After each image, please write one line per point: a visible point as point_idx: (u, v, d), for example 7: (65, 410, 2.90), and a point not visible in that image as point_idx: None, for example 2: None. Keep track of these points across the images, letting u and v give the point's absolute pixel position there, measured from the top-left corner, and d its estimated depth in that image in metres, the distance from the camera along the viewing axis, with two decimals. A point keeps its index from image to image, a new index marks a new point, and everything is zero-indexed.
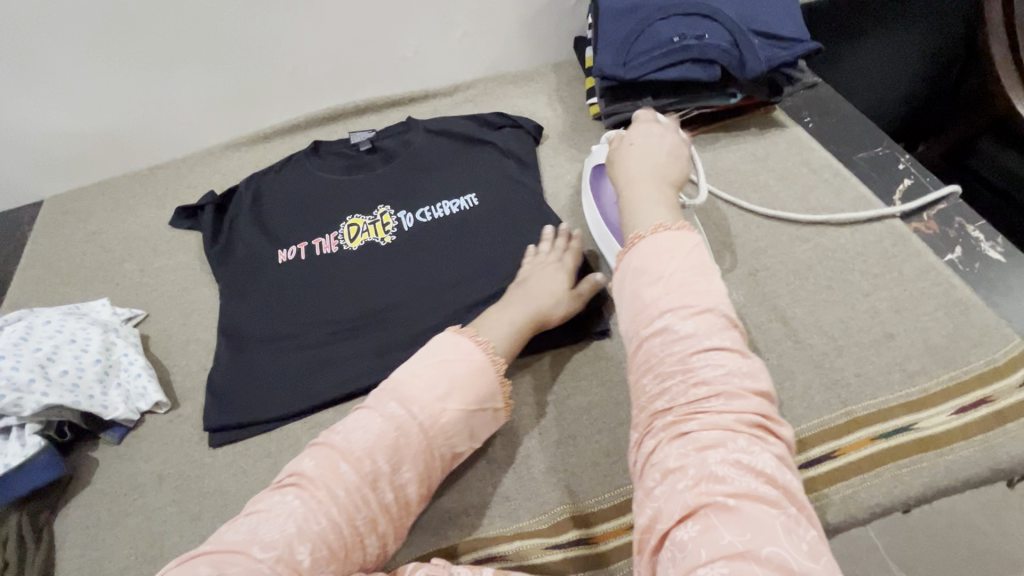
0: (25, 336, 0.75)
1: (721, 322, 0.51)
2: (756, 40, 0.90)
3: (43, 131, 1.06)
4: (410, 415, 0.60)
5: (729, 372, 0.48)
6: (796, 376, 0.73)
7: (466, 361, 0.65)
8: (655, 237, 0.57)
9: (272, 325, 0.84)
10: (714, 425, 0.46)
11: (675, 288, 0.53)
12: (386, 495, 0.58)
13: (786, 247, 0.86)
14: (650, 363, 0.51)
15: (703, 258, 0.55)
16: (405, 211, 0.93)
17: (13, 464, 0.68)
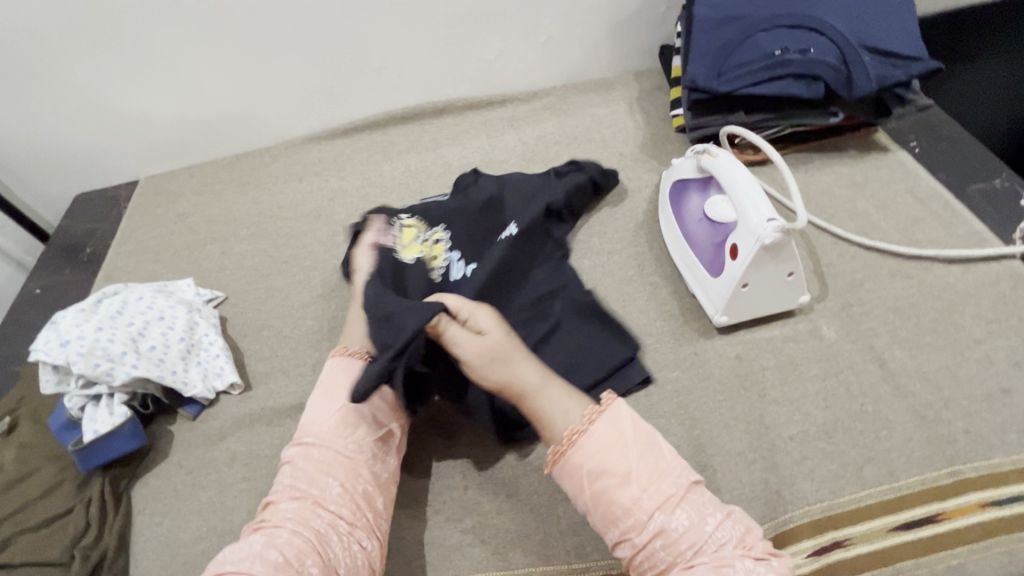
0: (120, 311, 0.79)
1: (699, 492, 0.57)
2: (867, 57, 0.84)
3: (149, 114, 1.14)
4: (317, 430, 0.65)
5: (726, 531, 0.55)
6: (894, 425, 0.67)
7: (348, 371, 0.69)
8: (595, 429, 0.59)
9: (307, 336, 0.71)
10: (719, 560, 0.54)
11: (644, 483, 0.56)
12: (336, 497, 0.61)
13: (886, 282, 0.80)
14: (661, 564, 0.55)
15: (644, 433, 0.60)
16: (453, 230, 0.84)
17: (102, 431, 0.72)
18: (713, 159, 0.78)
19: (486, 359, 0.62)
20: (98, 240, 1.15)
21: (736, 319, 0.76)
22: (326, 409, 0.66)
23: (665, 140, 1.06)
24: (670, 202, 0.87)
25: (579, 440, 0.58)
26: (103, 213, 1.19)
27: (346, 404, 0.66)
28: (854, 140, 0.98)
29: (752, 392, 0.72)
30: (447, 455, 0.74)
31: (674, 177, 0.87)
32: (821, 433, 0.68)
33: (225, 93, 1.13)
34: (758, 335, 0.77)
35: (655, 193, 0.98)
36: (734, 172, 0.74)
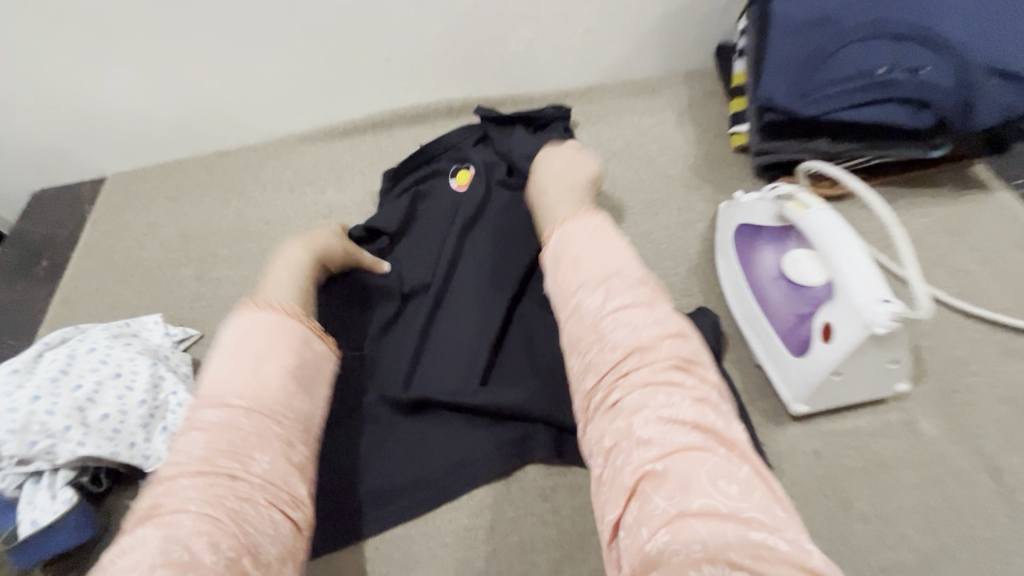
0: (65, 369, 0.64)
1: (641, 309, 0.49)
2: (994, 81, 0.67)
3: (114, 104, 0.97)
4: (230, 388, 0.49)
5: (638, 321, 0.48)
6: (1014, 561, 0.55)
7: (262, 319, 0.55)
8: (570, 228, 0.57)
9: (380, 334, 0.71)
10: (642, 386, 0.45)
11: (588, 266, 0.53)
12: (252, 485, 0.46)
13: (995, 363, 0.66)
14: (602, 369, 0.48)
15: (613, 242, 0.55)
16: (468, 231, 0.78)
17: (41, 522, 0.59)
18: (803, 212, 0.62)
19: (257, 416, 0.49)
20: (58, 248, 0.99)
21: (818, 408, 0.62)
22: (237, 359, 0.51)
23: (722, 162, 0.90)
24: (735, 249, 0.73)
25: (558, 232, 0.57)
26: (63, 216, 1.03)
27: (268, 356, 0.52)
28: (949, 174, 0.83)
29: (835, 504, 0.59)
30: (460, 565, 0.61)
31: (742, 220, 0.72)
32: (923, 564, 0.55)
33: (200, 82, 0.96)
34: (841, 426, 0.64)
35: (710, 229, 0.83)
36: (831, 234, 0.59)
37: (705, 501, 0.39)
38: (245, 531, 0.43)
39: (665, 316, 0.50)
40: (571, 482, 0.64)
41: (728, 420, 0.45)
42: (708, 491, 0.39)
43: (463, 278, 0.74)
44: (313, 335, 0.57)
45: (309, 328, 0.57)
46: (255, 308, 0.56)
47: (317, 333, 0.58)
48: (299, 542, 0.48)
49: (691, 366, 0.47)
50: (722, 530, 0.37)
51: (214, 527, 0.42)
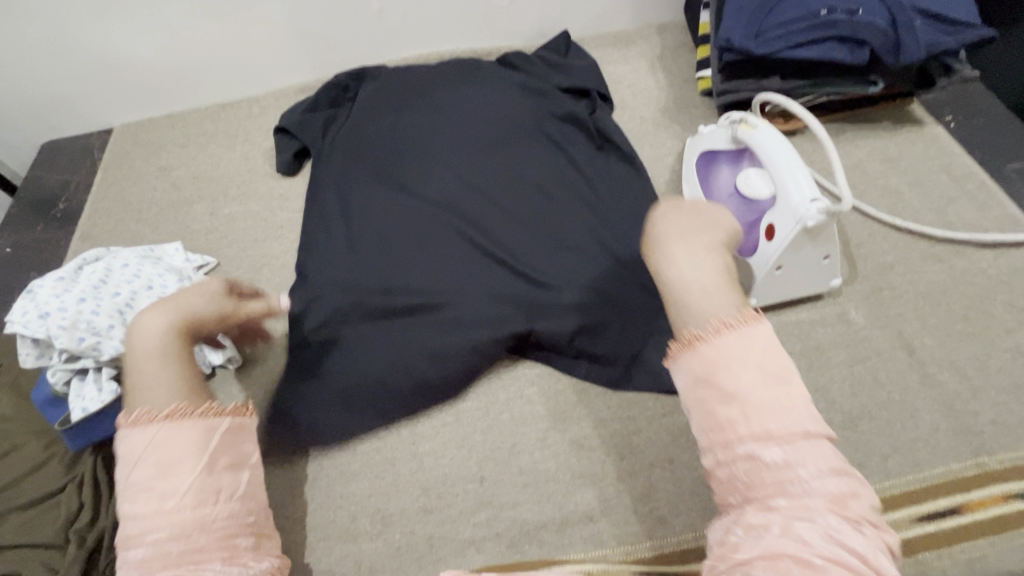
0: (104, 279, 0.72)
1: (812, 439, 0.44)
2: (918, 21, 0.78)
3: (120, 54, 1.02)
4: (147, 522, 0.48)
5: (820, 460, 0.43)
6: (922, 415, 0.66)
7: (144, 440, 0.51)
8: (724, 338, 0.47)
9: (359, 228, 0.83)
10: (797, 503, 0.42)
11: (756, 410, 0.45)
12: (214, 534, 0.49)
13: (918, 266, 0.77)
14: (737, 485, 0.44)
15: (780, 356, 0.47)
16: (452, 153, 0.88)
17: (91, 409, 0.67)
18: (752, 130, 0.72)
19: (169, 463, 0.50)
20: (71, 194, 1.05)
21: (764, 301, 0.72)
22: (143, 477, 0.49)
23: (689, 105, 0.99)
24: (697, 174, 0.83)
25: (704, 340, 0.47)
26: (74, 164, 1.09)
27: (191, 434, 0.51)
28: (889, 111, 0.93)
29: None
30: (459, 440, 0.70)
31: (703, 148, 0.82)
32: (848, 422, 0.66)
33: (205, 34, 1.02)
34: (784, 318, 0.74)
35: (677, 163, 0.93)
36: (773, 147, 0.69)
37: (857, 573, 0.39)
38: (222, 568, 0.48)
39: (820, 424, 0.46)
40: (554, 372, 0.74)
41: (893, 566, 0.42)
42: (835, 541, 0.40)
43: (446, 194, 0.85)
44: (215, 419, 0.53)
45: (206, 415, 0.53)
46: (134, 427, 0.51)
47: (218, 414, 0.54)
48: (269, 543, 0.54)
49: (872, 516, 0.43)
50: None
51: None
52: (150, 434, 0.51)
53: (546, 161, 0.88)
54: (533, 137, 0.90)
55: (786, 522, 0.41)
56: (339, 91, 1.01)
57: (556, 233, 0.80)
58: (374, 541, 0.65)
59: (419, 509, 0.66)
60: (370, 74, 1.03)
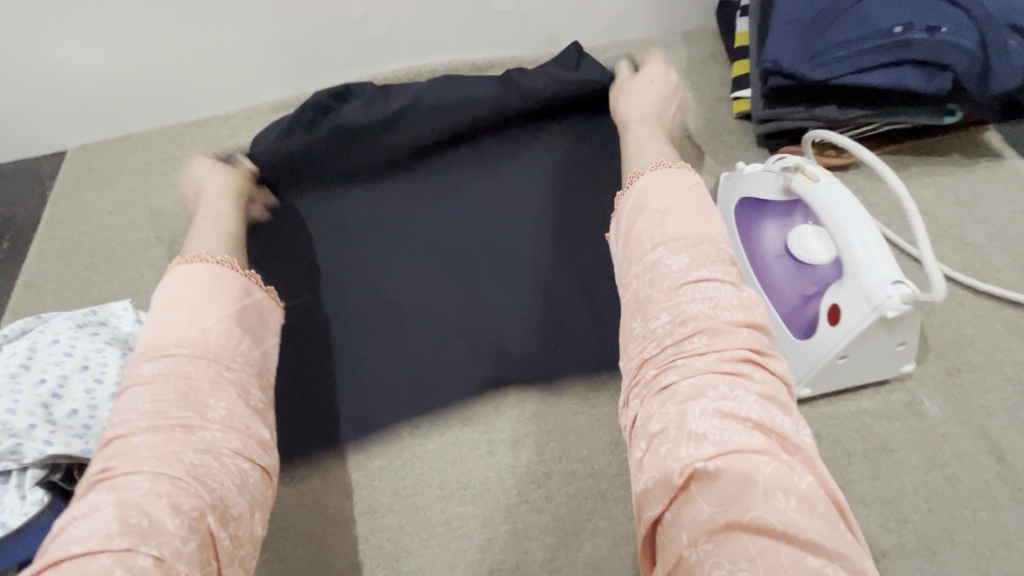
0: (28, 363, 0.61)
1: (727, 284, 0.50)
2: (1013, 40, 0.64)
3: (66, 69, 0.89)
4: (173, 336, 0.52)
5: (718, 322, 0.47)
6: (1016, 541, 0.54)
7: (195, 275, 0.58)
8: (652, 186, 0.59)
9: (347, 325, 0.73)
10: (695, 373, 0.45)
11: (673, 230, 0.54)
12: (225, 434, 0.48)
13: (1002, 341, 0.64)
14: (641, 303, 0.52)
15: (697, 192, 0.58)
16: (458, 234, 0.79)
17: (10, 525, 0.56)
18: (812, 185, 0.59)
19: (190, 314, 0.53)
20: (19, 229, 0.93)
21: (819, 391, 0.60)
22: (176, 307, 0.54)
23: (721, 130, 0.85)
24: (735, 224, 0.69)
25: (642, 180, 0.61)
26: (23, 193, 0.97)
27: (232, 284, 0.59)
28: (959, 141, 0.79)
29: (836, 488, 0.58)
30: (452, 556, 0.59)
31: (745, 193, 0.68)
32: (924, 548, 0.54)
33: (164, 47, 0.88)
34: (842, 408, 0.62)
35: None
36: (839, 208, 0.56)
37: (756, 514, 0.37)
38: (207, 486, 0.45)
39: (757, 307, 0.49)
40: (565, 468, 0.62)
41: (805, 432, 0.44)
42: (776, 498, 0.38)
43: (449, 283, 0.75)
44: (252, 288, 0.60)
45: (245, 279, 0.60)
46: (182, 267, 0.59)
47: (257, 285, 0.62)
48: (268, 488, 0.51)
49: (764, 359, 0.46)
50: (770, 545, 0.36)
51: (171, 485, 0.43)
52: (199, 278, 0.57)
53: (564, 241, 0.77)
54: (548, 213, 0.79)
55: (677, 418, 0.43)
56: (315, 113, 0.86)
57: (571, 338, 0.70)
58: None
59: None
60: (354, 92, 0.88)
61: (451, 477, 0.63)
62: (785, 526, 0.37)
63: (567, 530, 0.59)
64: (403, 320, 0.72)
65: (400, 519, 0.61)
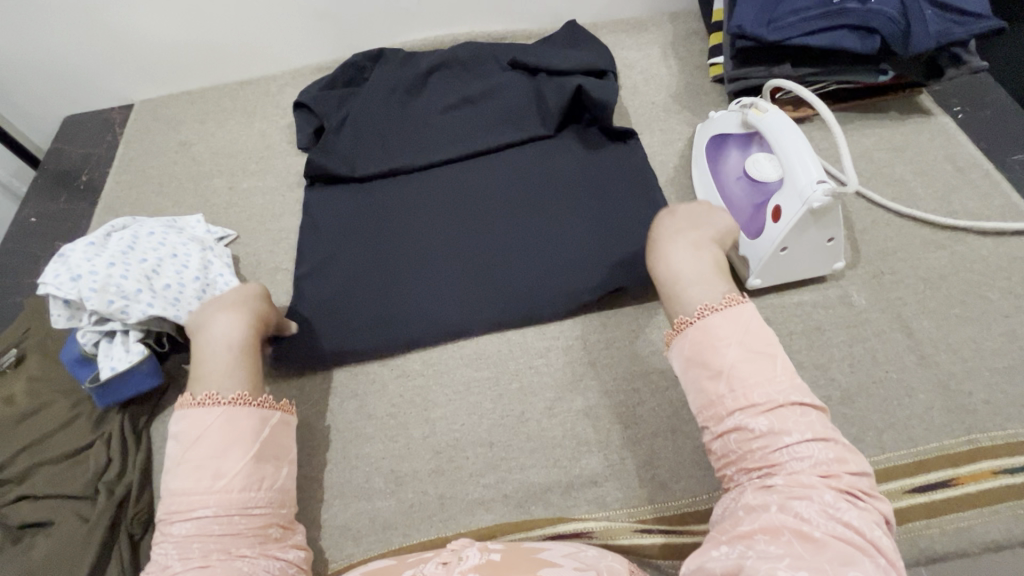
0: (131, 246, 0.75)
1: (798, 411, 0.50)
2: (928, 11, 0.79)
3: (141, 30, 1.04)
4: (190, 492, 0.56)
5: (817, 452, 0.48)
6: (917, 393, 0.68)
7: (208, 419, 0.59)
8: (713, 322, 0.54)
9: (352, 232, 0.87)
10: (795, 485, 0.47)
11: (741, 381, 0.51)
12: (247, 537, 0.56)
13: (919, 251, 0.79)
14: (733, 458, 0.51)
15: (766, 335, 0.53)
16: (460, 171, 0.94)
17: (119, 368, 0.70)
18: (761, 114, 0.74)
19: (213, 455, 0.57)
20: (94, 167, 1.08)
21: (768, 281, 0.75)
22: (190, 464, 0.57)
23: (699, 91, 1.00)
24: (708, 157, 0.84)
25: (710, 315, 0.54)
26: (96, 138, 1.12)
27: (246, 419, 0.60)
28: (896, 101, 0.94)
29: None
30: (470, 407, 0.73)
31: (715, 130, 0.84)
32: (845, 398, 0.69)
33: (226, 13, 1.04)
34: (787, 299, 0.76)
35: (686, 148, 0.94)
36: (781, 130, 0.71)
37: (858, 574, 0.41)
38: None
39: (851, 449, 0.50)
40: (561, 345, 0.76)
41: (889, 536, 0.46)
42: (859, 562, 0.42)
43: (446, 211, 0.89)
44: (268, 412, 0.62)
45: (260, 408, 0.61)
46: (183, 410, 0.60)
47: (270, 407, 0.63)
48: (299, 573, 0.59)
49: (864, 497, 0.47)
50: None
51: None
52: (207, 418, 0.58)
53: (549, 176, 0.91)
54: (542, 157, 0.94)
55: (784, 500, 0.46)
56: (354, 71, 1.05)
57: (542, 255, 0.81)
58: (388, 500, 0.68)
59: (431, 471, 0.69)
60: (386, 55, 1.06)
61: (469, 351, 0.77)
62: None
63: (562, 388, 0.73)
64: (397, 223, 0.87)
65: (427, 382, 0.75)
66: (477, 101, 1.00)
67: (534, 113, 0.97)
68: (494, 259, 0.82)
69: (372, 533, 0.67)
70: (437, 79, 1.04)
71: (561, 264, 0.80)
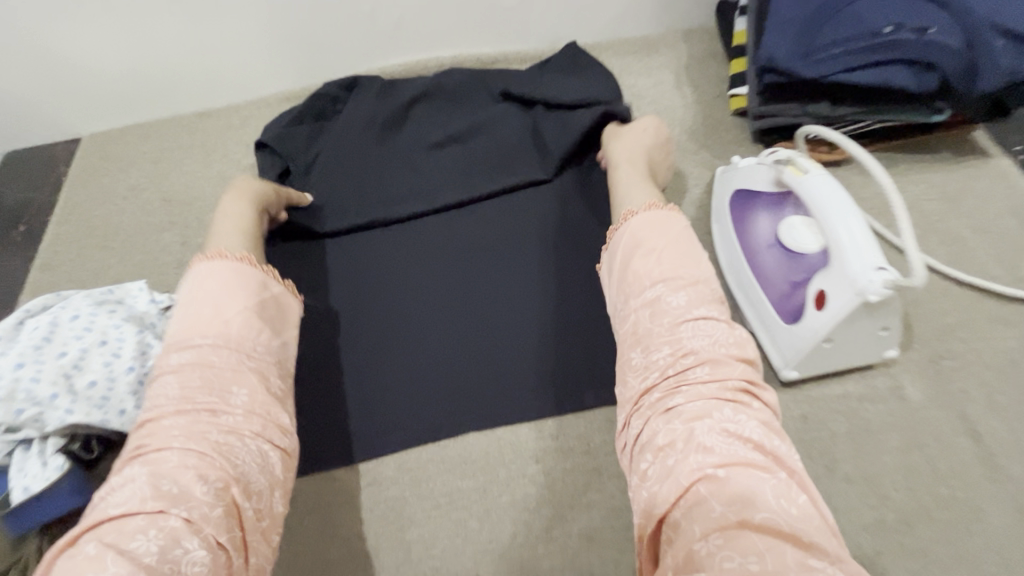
0: (49, 337, 0.63)
1: (710, 322, 0.53)
2: (1000, 42, 0.66)
3: (81, 58, 0.91)
4: (198, 329, 0.55)
5: (714, 333, 0.52)
6: (989, 518, 0.57)
7: (211, 285, 0.58)
8: (641, 216, 0.62)
9: (321, 301, 0.77)
10: (698, 398, 0.48)
11: (665, 259, 0.57)
12: (243, 421, 0.51)
13: (983, 330, 0.67)
14: (639, 335, 0.54)
15: (681, 228, 0.61)
16: (445, 223, 0.82)
17: (33, 488, 0.59)
18: (802, 175, 0.61)
19: (205, 346, 0.54)
20: (35, 214, 0.96)
21: (805, 373, 0.63)
22: (205, 301, 0.57)
23: (718, 126, 0.87)
24: (732, 213, 0.72)
25: (633, 215, 0.63)
26: (39, 179, 0.99)
27: (242, 297, 0.58)
28: (948, 139, 0.81)
29: (821, 466, 0.61)
30: (453, 526, 0.62)
31: (740, 184, 0.71)
32: (902, 522, 0.57)
33: (177, 37, 0.91)
34: (828, 391, 0.64)
35: (705, 195, 0.82)
36: (828, 198, 0.58)
37: (766, 517, 0.41)
38: (235, 468, 0.48)
39: (745, 337, 0.54)
40: (561, 446, 0.65)
41: (786, 441, 0.48)
42: (770, 500, 0.42)
43: (429, 274, 0.78)
44: (269, 280, 0.63)
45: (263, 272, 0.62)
46: (206, 265, 0.60)
47: (273, 278, 0.64)
48: (288, 471, 0.54)
49: (757, 391, 0.50)
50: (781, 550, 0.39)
51: (197, 457, 0.47)
52: (227, 271, 0.60)
53: (549, 229, 0.80)
54: (540, 207, 0.82)
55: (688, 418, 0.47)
56: (326, 102, 0.92)
57: (542, 336, 0.71)
58: None
59: None
60: (362, 84, 0.93)
61: (453, 453, 0.66)
62: (792, 530, 0.40)
63: (562, 503, 0.62)
64: (373, 290, 0.77)
65: (402, 492, 0.64)
66: (466, 137, 0.88)
67: (528, 157, 0.85)
68: (480, 334, 0.72)
69: None
70: (419, 113, 0.91)
71: (561, 347, 0.70)
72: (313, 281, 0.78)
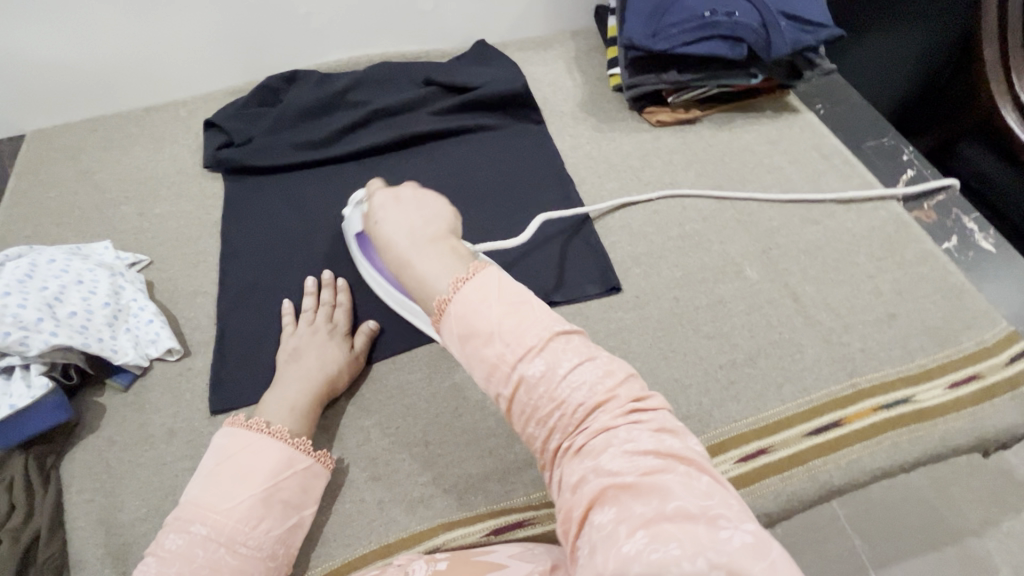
0: (29, 274, 0.72)
1: (564, 341, 0.48)
2: (784, 22, 0.92)
3: (26, 59, 0.98)
4: (200, 512, 0.59)
5: (591, 379, 0.46)
6: (806, 349, 0.77)
7: (247, 439, 0.64)
8: (469, 287, 0.49)
9: (278, 251, 0.88)
10: (599, 432, 0.44)
11: (508, 334, 0.47)
12: (255, 540, 0.60)
13: (798, 228, 0.90)
14: (528, 409, 0.46)
15: (518, 286, 0.50)
16: (386, 184, 0.96)
17: (18, 405, 0.65)
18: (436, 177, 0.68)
19: (246, 470, 0.62)
20: None
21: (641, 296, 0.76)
22: (214, 479, 0.61)
23: (602, 99, 1.09)
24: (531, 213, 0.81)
25: (463, 287, 0.49)
26: None
27: (269, 462, 0.63)
28: (770, 101, 1.07)
29: (688, 329, 0.80)
30: (405, 409, 0.75)
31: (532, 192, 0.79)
32: (748, 359, 0.77)
33: (124, 38, 1.00)
34: (691, 278, 0.84)
35: (594, 150, 1.02)
36: None
37: (679, 504, 0.39)
38: None
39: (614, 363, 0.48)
40: None
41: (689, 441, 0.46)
42: (711, 527, 0.38)
43: None
44: (297, 457, 0.65)
45: (292, 450, 0.65)
46: (232, 427, 0.65)
47: (304, 453, 0.66)
48: None
49: (641, 403, 0.46)
50: (696, 534, 0.37)
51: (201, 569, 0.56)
52: (245, 440, 0.64)
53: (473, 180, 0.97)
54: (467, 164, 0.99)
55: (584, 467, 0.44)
56: (269, 93, 1.06)
57: None
58: (327, 511, 0.68)
59: (369, 477, 0.70)
60: (301, 77, 1.08)
61: (403, 354, 0.79)
62: (708, 516, 0.39)
63: None
64: (328, 241, 0.90)
65: (361, 390, 0.77)
66: (398, 115, 1.04)
67: (456, 129, 1.02)
68: None
69: (312, 547, 0.66)
70: (356, 96, 1.06)
71: None
72: (268, 236, 0.90)
